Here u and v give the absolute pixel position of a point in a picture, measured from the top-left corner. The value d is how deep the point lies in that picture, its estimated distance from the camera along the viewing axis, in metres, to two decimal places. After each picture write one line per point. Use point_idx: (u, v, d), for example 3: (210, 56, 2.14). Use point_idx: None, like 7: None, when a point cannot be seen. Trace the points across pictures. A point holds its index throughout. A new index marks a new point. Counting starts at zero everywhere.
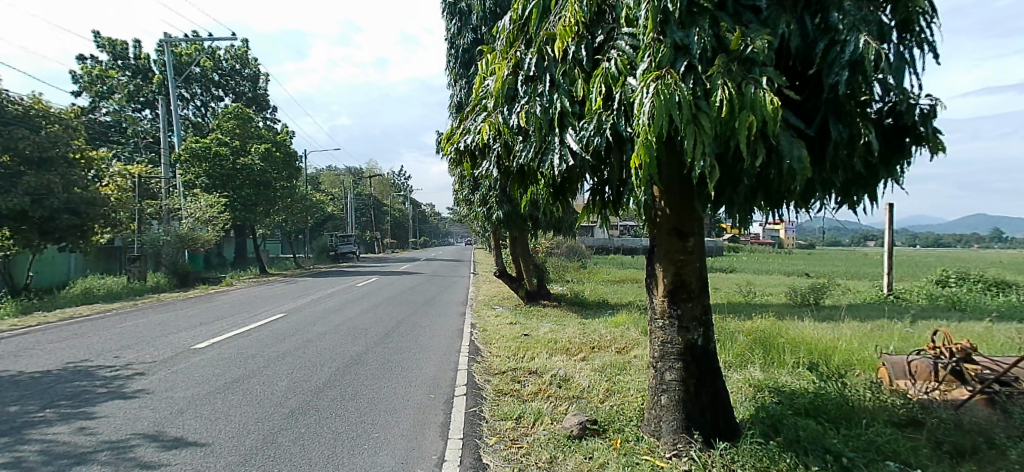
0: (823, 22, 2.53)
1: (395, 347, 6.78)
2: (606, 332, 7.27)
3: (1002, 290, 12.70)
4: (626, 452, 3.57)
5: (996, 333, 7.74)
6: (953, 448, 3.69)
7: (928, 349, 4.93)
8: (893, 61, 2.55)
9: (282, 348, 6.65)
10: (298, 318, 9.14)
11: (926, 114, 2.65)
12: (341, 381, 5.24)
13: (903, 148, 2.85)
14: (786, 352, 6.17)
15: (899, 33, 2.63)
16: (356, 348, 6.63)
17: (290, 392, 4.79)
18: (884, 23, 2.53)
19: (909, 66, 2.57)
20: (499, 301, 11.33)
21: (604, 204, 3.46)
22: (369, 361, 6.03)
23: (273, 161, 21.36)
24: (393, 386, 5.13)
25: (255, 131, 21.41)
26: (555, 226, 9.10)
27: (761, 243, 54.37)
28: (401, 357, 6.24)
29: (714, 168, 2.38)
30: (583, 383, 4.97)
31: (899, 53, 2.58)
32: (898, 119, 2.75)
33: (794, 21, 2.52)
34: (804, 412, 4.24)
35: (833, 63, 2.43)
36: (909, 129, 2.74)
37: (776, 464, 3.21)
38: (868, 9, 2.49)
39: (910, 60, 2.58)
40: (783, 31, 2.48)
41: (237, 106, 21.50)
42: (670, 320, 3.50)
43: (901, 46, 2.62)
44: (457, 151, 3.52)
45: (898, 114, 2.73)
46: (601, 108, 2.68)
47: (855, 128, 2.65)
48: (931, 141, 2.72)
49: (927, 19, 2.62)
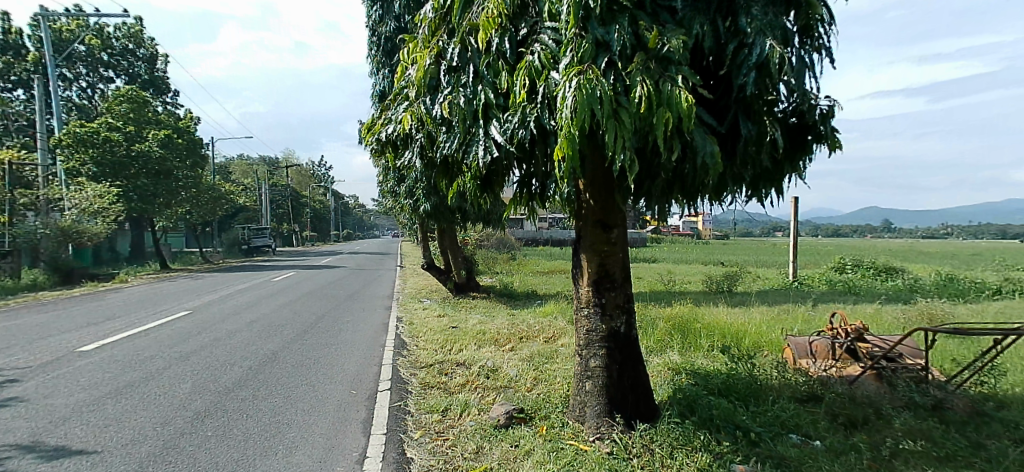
0: (733, 25, 2.70)
1: (313, 343, 6.55)
2: (535, 321, 7.39)
3: (890, 275, 14.03)
4: (552, 438, 3.66)
5: (884, 314, 8.56)
6: (847, 419, 4.08)
7: (827, 329, 5.39)
8: (796, 64, 2.75)
9: (185, 348, 6.25)
10: (203, 316, 8.60)
11: (824, 115, 2.91)
12: (252, 380, 5.01)
13: (804, 146, 3.10)
14: (702, 336, 6.53)
15: (801, 38, 2.85)
16: (270, 346, 6.36)
17: (193, 395, 4.51)
18: (789, 29, 2.73)
19: (810, 70, 2.78)
20: (427, 293, 11.18)
21: (531, 196, 3.51)
22: (284, 359, 5.79)
23: (174, 148, 19.99)
24: (311, 383, 4.96)
25: (152, 117, 19.95)
26: (484, 218, 9.08)
27: (681, 235, 56.77)
28: (320, 354, 6.04)
29: (634, 162, 2.48)
30: (511, 373, 5.03)
31: (802, 56, 2.79)
32: (800, 119, 2.98)
33: (707, 23, 2.65)
34: (717, 392, 4.51)
35: (741, 64, 2.61)
36: (810, 128, 2.99)
37: (691, 442, 3.45)
38: (773, 14, 2.67)
39: (811, 63, 2.80)
40: (697, 32, 2.61)
41: (131, 89, 19.83)
42: (595, 308, 3.61)
43: (803, 51, 2.83)
44: (378, 142, 3.41)
45: (800, 114, 2.96)
46: (526, 101, 2.73)
47: (763, 126, 2.85)
48: (829, 140, 2.98)
49: (826, 27, 2.85)
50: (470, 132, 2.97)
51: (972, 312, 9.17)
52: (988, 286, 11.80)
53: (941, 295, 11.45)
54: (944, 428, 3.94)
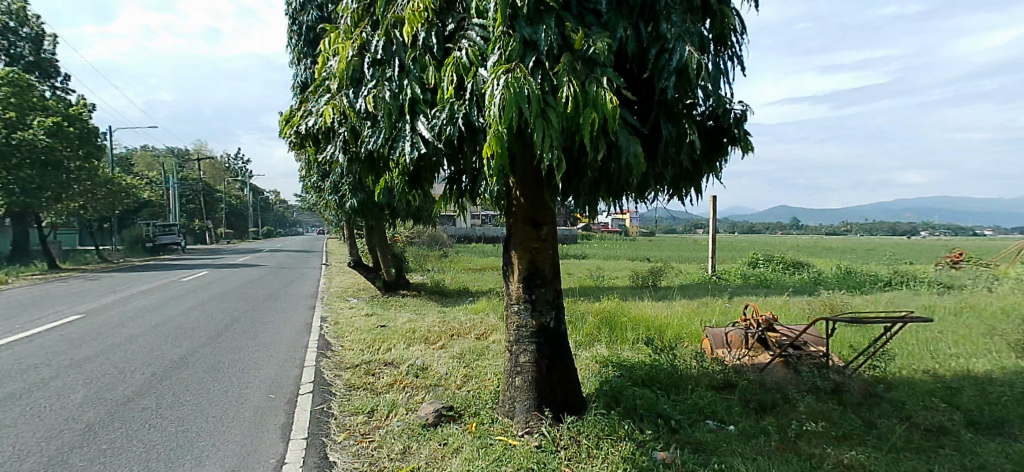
0: (654, 31, 2.80)
1: (227, 347, 6.21)
2: (466, 319, 7.38)
3: (796, 268, 15.14)
4: (481, 434, 3.67)
5: (791, 305, 9.22)
6: (758, 404, 4.37)
7: (741, 320, 5.73)
8: (713, 70, 2.90)
9: (78, 355, 5.74)
10: (100, 319, 7.93)
11: (738, 119, 3.09)
12: (156, 387, 4.68)
13: (721, 148, 3.28)
14: (628, 330, 6.76)
15: (716, 46, 3.01)
16: (177, 351, 5.96)
17: (86, 405, 4.16)
18: (706, 36, 2.88)
19: (725, 76, 2.94)
20: (354, 292, 10.88)
21: (461, 193, 3.50)
22: (194, 363, 5.45)
23: (64, 137, 18.29)
24: (224, 388, 4.70)
25: (38, 102, 18.29)
26: (414, 215, 8.94)
27: (610, 232, 58.50)
28: (235, 357, 5.74)
29: (561, 161, 2.52)
30: (440, 371, 4.99)
31: (718, 63, 2.95)
32: (717, 122, 3.15)
33: (630, 27, 2.74)
34: (641, 383, 4.68)
35: (663, 68, 2.71)
36: (725, 131, 3.16)
37: (616, 432, 3.57)
38: (691, 21, 2.80)
39: (726, 69, 2.96)
40: (621, 36, 2.69)
41: (12, 70, 18.04)
42: (525, 304, 3.65)
43: (719, 58, 2.99)
44: (298, 135, 3.26)
45: (717, 118, 3.13)
46: (453, 97, 2.71)
47: (682, 128, 2.98)
48: (743, 143, 3.17)
49: (739, 36, 3.02)
50: (397, 128, 2.92)
51: (866, 302, 10.06)
52: (880, 278, 13.00)
53: (841, 286, 12.47)
54: (841, 409, 4.30)
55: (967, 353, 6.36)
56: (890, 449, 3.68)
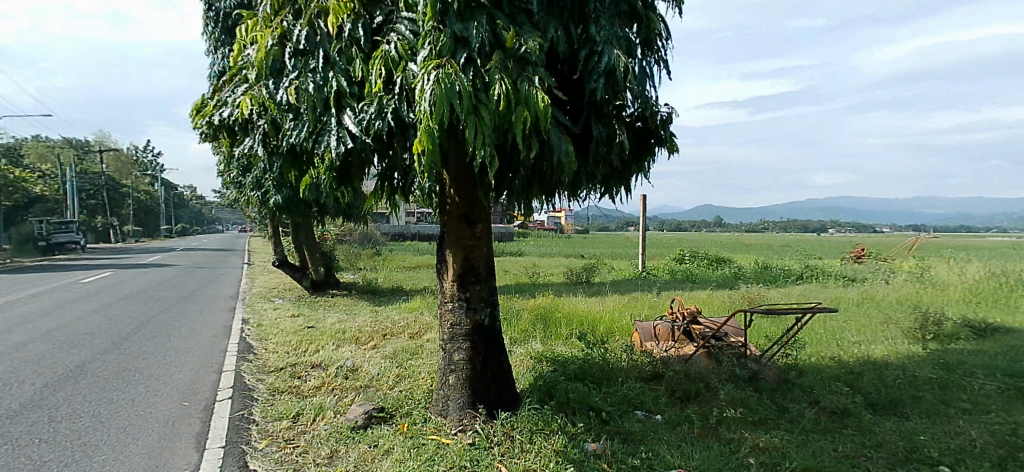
0: (584, 33, 2.87)
1: (135, 353, 5.79)
2: (400, 318, 7.25)
3: (719, 264, 15.95)
4: (413, 435, 3.62)
5: (715, 299, 9.70)
6: (683, 394, 4.57)
7: (668, 313, 5.97)
8: (640, 73, 3.01)
9: None
10: None
11: (664, 120, 3.23)
12: (50, 399, 4.30)
13: (648, 148, 3.41)
14: (561, 325, 6.88)
15: (643, 50, 3.13)
16: (76, 359, 5.50)
17: None
18: (634, 40, 2.99)
19: (651, 79, 3.06)
20: (280, 292, 10.44)
21: (393, 190, 3.43)
22: (95, 372, 5.05)
23: None
24: (130, 397, 4.39)
25: None
26: (344, 212, 8.68)
27: (546, 229, 59.34)
28: (143, 364, 5.36)
29: (493, 158, 2.52)
30: (371, 372, 4.88)
31: (645, 67, 3.07)
32: (645, 124, 3.28)
33: (560, 28, 2.79)
34: (574, 377, 4.77)
35: (592, 70, 2.78)
36: (652, 132, 3.30)
37: (549, 426, 3.63)
38: (619, 25, 2.89)
39: (652, 73, 3.08)
40: (552, 36, 2.73)
41: None
42: (459, 302, 3.63)
43: (645, 62, 3.11)
44: (211, 126, 3.07)
45: (644, 119, 3.25)
46: (382, 91, 2.66)
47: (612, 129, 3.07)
48: (669, 143, 3.31)
49: (665, 41, 3.16)
50: (321, 121, 2.82)
51: (781, 295, 10.75)
52: (793, 272, 13.91)
53: (759, 280, 13.25)
54: (758, 395, 4.57)
55: (868, 340, 6.93)
56: (800, 431, 3.96)
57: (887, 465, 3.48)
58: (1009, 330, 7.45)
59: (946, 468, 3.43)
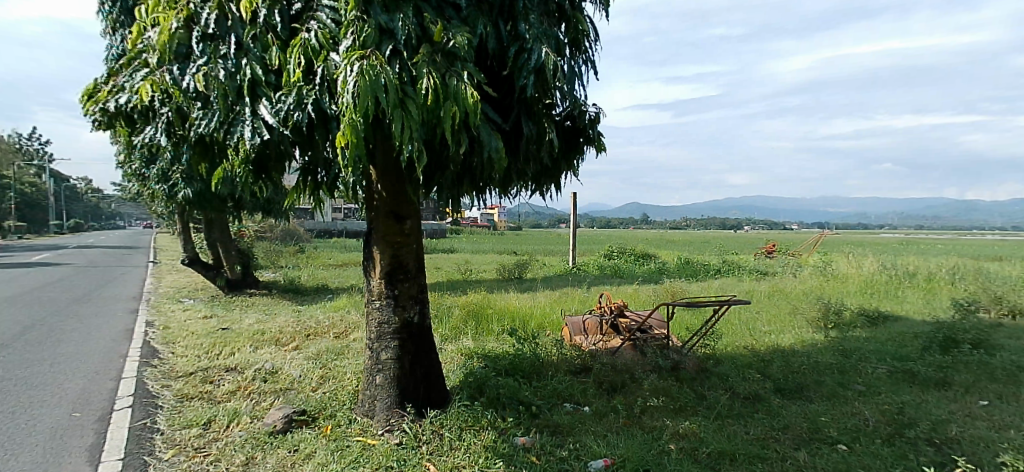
0: (513, 30, 2.88)
1: (17, 361, 5.25)
2: (325, 317, 7.01)
3: (645, 260, 16.55)
4: (337, 437, 3.51)
5: (640, 293, 10.05)
6: (610, 385, 4.71)
7: (596, 308, 6.12)
8: (569, 72, 3.07)
9: None
10: None
11: (593, 120, 3.31)
12: None
13: (577, 147, 3.49)
14: (493, 322, 6.89)
15: (572, 49, 3.19)
16: None
17: None
18: (562, 39, 3.03)
19: (580, 79, 3.12)
20: (191, 292, 9.80)
21: (318, 185, 3.30)
22: None
23: None
24: (9, 410, 3.98)
25: None
26: (263, 207, 8.27)
27: (479, 226, 59.30)
28: (27, 373, 4.87)
29: (421, 153, 2.48)
30: (292, 374, 4.68)
31: (573, 66, 3.12)
32: (574, 122, 3.35)
33: (489, 24, 2.78)
34: (505, 372, 4.79)
35: (521, 66, 2.80)
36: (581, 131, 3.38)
37: (478, 422, 3.63)
38: (548, 24, 2.92)
39: (581, 72, 3.15)
40: (481, 32, 2.73)
41: None
42: (387, 300, 3.55)
43: (574, 61, 3.17)
44: (105, 113, 2.82)
45: (573, 118, 3.32)
46: (302, 81, 2.56)
47: (542, 126, 3.11)
48: (597, 143, 3.40)
49: (593, 42, 3.23)
50: (234, 111, 2.66)
51: (701, 288, 11.31)
52: (712, 267, 14.66)
53: (681, 275, 13.88)
54: (679, 384, 4.78)
55: (777, 329, 7.43)
56: (716, 416, 4.18)
57: (792, 445, 3.74)
58: (897, 317, 8.22)
59: (843, 445, 3.74)
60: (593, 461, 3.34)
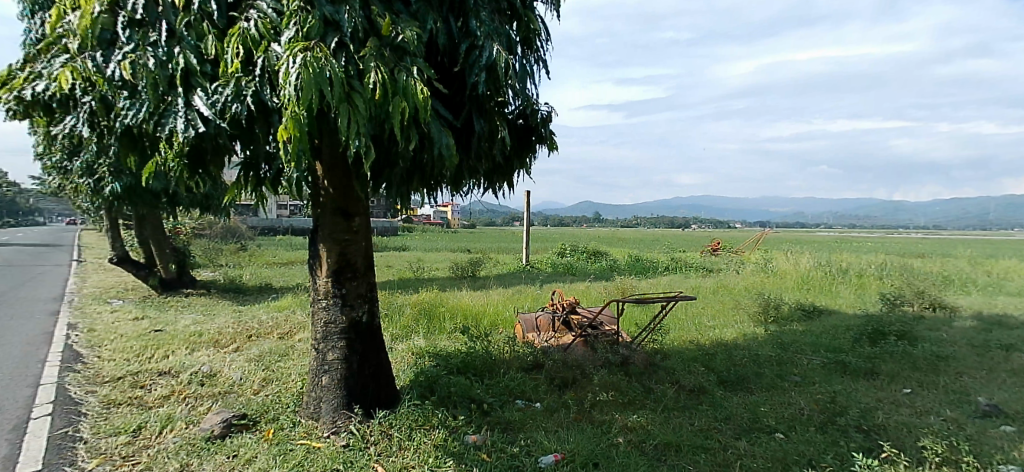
0: (464, 26, 2.87)
1: None
2: (268, 317, 6.77)
3: (597, 257, 16.81)
4: (279, 441, 3.40)
5: (592, 290, 10.20)
6: (562, 380, 4.77)
7: (549, 305, 6.18)
8: (521, 70, 3.08)
9: None
10: None
11: (545, 119, 3.34)
12: None
13: (530, 145, 3.51)
14: (445, 320, 6.84)
15: (524, 48, 3.20)
16: None
17: None
18: (514, 37, 3.04)
19: (532, 77, 3.14)
20: (120, 293, 9.26)
21: (260, 181, 3.16)
22: None
23: None
24: None
25: None
26: (200, 203, 7.91)
27: (432, 223, 58.79)
28: None
29: (369, 148, 2.42)
30: (233, 376, 4.50)
31: (525, 65, 3.14)
32: (526, 121, 3.37)
33: (440, 19, 2.76)
34: (457, 370, 4.76)
35: (473, 63, 2.79)
36: (533, 130, 3.40)
37: (429, 421, 3.59)
38: (500, 22, 2.92)
39: (533, 71, 3.17)
40: (431, 27, 2.70)
41: None
42: (334, 299, 3.46)
43: (526, 60, 3.19)
44: (19, 101, 2.62)
45: (526, 117, 3.34)
46: (240, 71, 2.45)
47: (494, 124, 3.09)
48: (549, 141, 3.44)
49: (544, 41, 3.25)
50: (166, 101, 2.53)
51: (650, 285, 11.58)
52: (661, 264, 15.05)
53: (631, 272, 14.17)
54: (628, 379, 4.88)
55: (721, 324, 7.70)
56: (663, 409, 4.29)
57: (734, 435, 3.89)
58: (830, 311, 8.68)
59: (780, 433, 3.91)
60: (544, 456, 3.36)
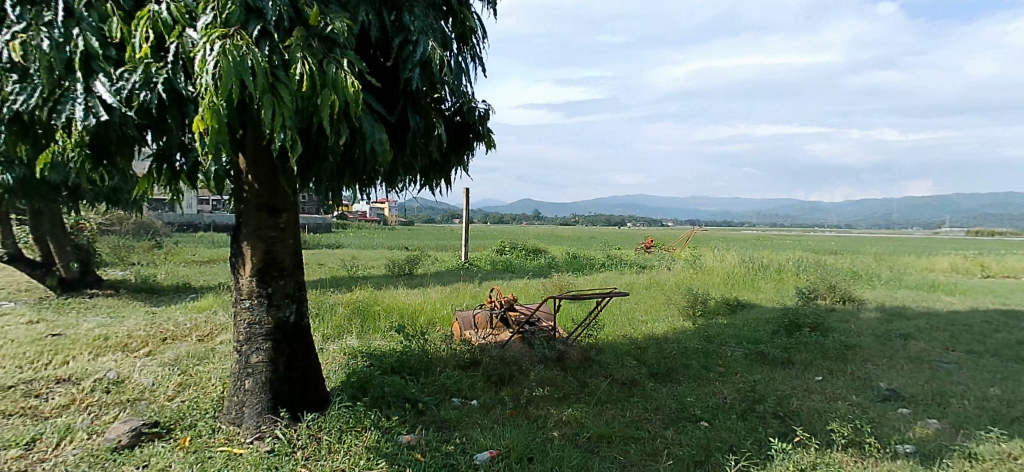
0: (397, 20, 2.82)
1: None
2: (186, 319, 6.40)
3: (535, 254, 16.99)
4: (196, 449, 3.22)
5: (529, 287, 10.29)
6: (498, 377, 4.78)
7: (486, 302, 6.18)
8: (456, 67, 3.05)
9: None
10: None
11: (481, 117, 3.34)
12: None
13: (467, 143, 3.49)
14: (380, 319, 6.71)
15: (459, 44, 3.18)
16: None
17: None
18: (449, 33, 3.02)
19: (467, 74, 3.12)
20: (12, 294, 8.45)
21: (177, 175, 2.90)
22: None
23: None
24: None
25: None
26: (105, 196, 7.38)
27: (369, 220, 57.48)
28: None
29: (296, 142, 2.32)
30: (144, 383, 4.22)
31: (461, 62, 3.12)
32: (463, 118, 3.35)
33: (372, 12, 2.68)
34: (391, 370, 4.67)
35: (407, 58, 2.75)
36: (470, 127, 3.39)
37: (361, 422, 3.50)
38: (433, 17, 2.90)
39: (468, 68, 3.16)
40: (363, 19, 2.62)
41: None
42: (258, 299, 3.31)
43: (461, 57, 3.18)
44: None
45: (463, 114, 3.32)
46: (150, 57, 2.29)
47: (429, 120, 3.05)
48: (486, 139, 3.43)
49: (480, 39, 3.25)
50: (64, 87, 2.32)
51: (586, 282, 11.82)
52: (597, 261, 15.40)
53: (569, 269, 14.42)
54: (564, 374, 4.95)
55: (653, 318, 7.97)
56: (596, 402, 4.39)
57: (663, 424, 4.03)
58: (752, 305, 9.17)
59: (705, 422, 4.09)
60: (479, 453, 3.36)
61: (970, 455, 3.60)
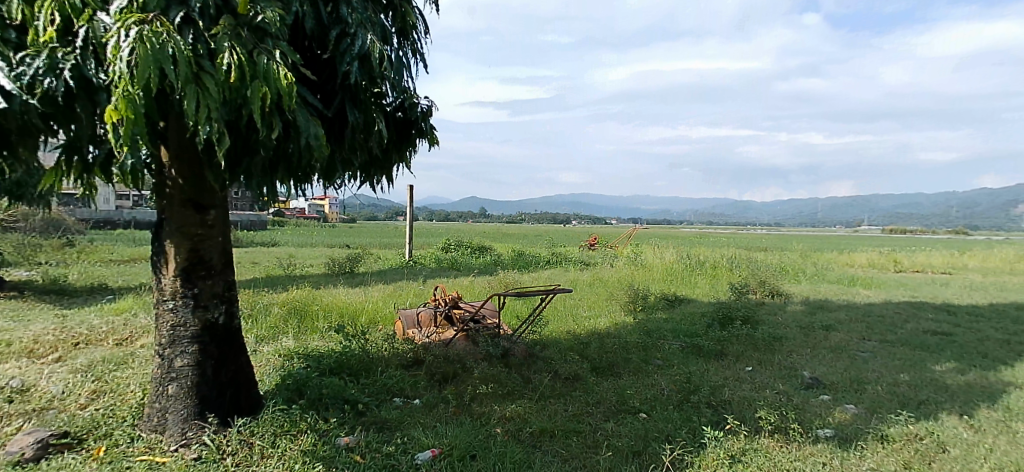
0: (334, 12, 2.73)
1: None
2: (103, 322, 5.98)
3: (480, 252, 16.97)
4: (113, 459, 3.02)
5: (474, 284, 10.26)
6: (442, 375, 4.75)
7: (430, 300, 6.11)
8: (397, 61, 2.99)
9: None
10: None
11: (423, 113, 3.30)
12: None
13: (409, 139, 3.44)
14: (319, 319, 6.51)
15: (399, 39, 3.13)
16: None
17: None
18: (388, 28, 2.96)
19: (408, 70, 3.07)
20: None
21: (86, 167, 2.71)
22: None
23: None
24: None
25: None
26: (8, 190, 6.81)
27: (309, 218, 55.68)
28: None
29: (222, 136, 2.21)
30: (52, 391, 3.91)
31: (401, 56, 3.06)
32: (405, 114, 3.29)
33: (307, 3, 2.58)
34: (330, 371, 4.54)
35: (344, 52, 2.67)
36: (412, 123, 3.33)
37: (296, 426, 3.38)
38: (372, 11, 2.82)
39: (409, 63, 3.10)
40: (297, 9, 2.51)
41: None
42: (183, 300, 3.13)
43: (402, 52, 3.12)
44: None
45: (404, 110, 3.26)
46: (56, 42, 2.13)
47: (369, 115, 2.97)
48: (428, 136, 3.39)
49: (422, 34, 3.20)
50: None
51: (531, 279, 11.91)
52: (542, 259, 15.54)
53: (514, 266, 14.48)
54: (507, 370, 4.97)
55: (595, 314, 8.12)
56: (540, 397, 4.43)
57: (603, 417, 4.11)
58: (689, 300, 9.50)
59: (643, 413, 4.21)
60: (420, 453, 3.31)
61: (882, 437, 3.88)
